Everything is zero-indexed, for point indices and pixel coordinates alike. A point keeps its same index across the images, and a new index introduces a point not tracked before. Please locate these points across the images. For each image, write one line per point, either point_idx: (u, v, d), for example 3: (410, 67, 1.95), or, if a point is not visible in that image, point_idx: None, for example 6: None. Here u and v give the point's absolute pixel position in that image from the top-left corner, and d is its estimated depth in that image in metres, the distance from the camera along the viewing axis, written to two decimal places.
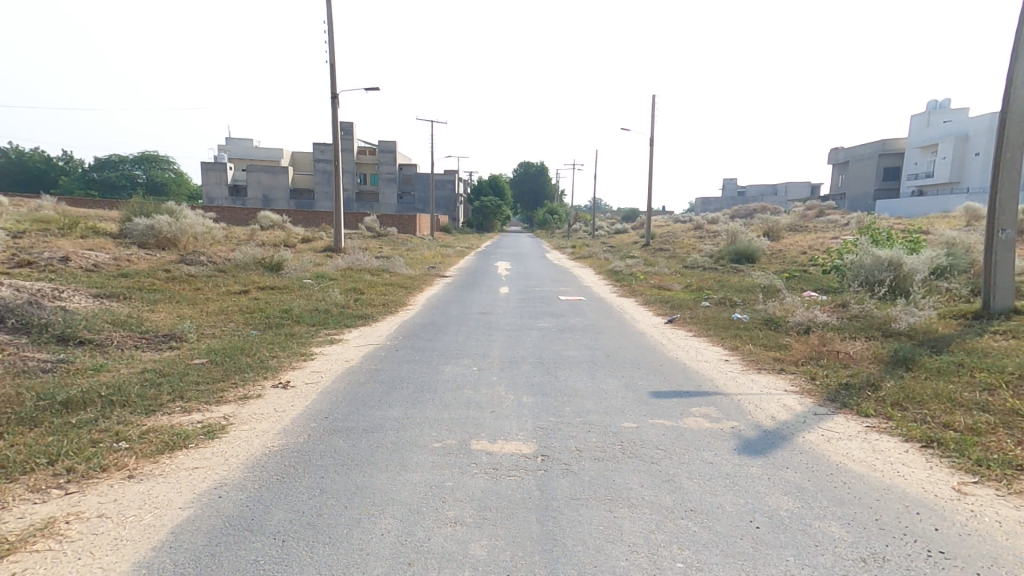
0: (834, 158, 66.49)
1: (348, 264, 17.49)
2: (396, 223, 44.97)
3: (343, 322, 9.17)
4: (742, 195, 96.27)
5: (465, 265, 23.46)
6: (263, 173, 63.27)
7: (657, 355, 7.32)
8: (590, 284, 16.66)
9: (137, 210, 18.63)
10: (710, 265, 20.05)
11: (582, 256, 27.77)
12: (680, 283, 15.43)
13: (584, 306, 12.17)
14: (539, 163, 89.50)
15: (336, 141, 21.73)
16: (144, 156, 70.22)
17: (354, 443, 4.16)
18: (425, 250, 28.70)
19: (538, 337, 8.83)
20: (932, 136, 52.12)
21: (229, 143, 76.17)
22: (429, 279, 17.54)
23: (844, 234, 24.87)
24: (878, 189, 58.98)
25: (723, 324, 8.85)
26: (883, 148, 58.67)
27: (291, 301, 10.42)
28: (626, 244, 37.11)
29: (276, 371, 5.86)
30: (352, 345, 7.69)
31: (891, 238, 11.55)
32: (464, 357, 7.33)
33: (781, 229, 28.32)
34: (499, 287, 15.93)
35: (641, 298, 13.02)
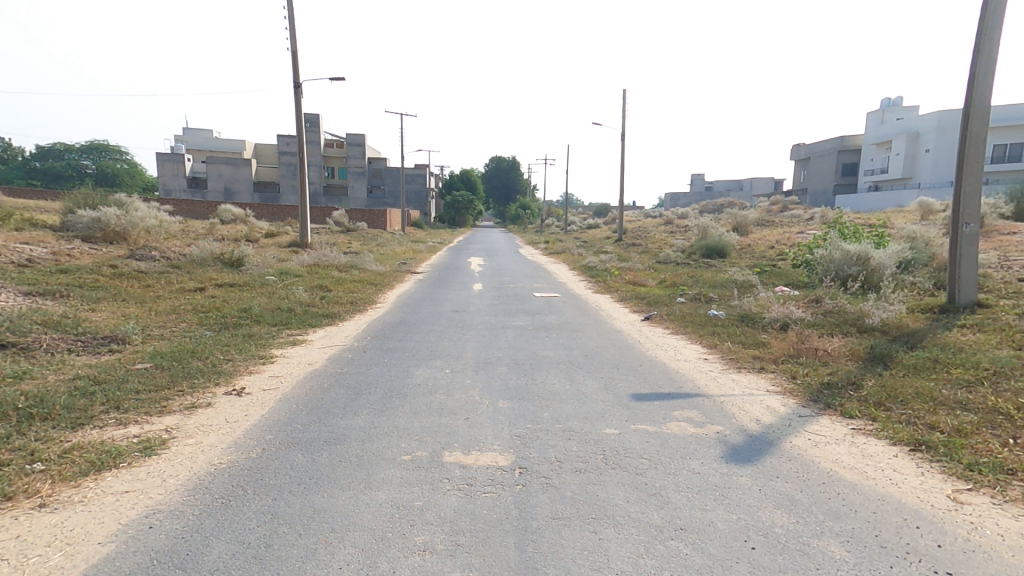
0: (798, 155, 68.25)
1: (314, 260, 16.83)
2: (365, 217, 43.97)
3: (306, 321, 8.69)
4: (711, 190, 98.09)
5: (437, 261, 22.97)
6: (226, 166, 61.02)
7: (635, 355, 7.13)
8: (564, 279, 16.47)
9: (84, 203, 17.51)
10: (682, 261, 20.13)
11: (556, 252, 27.61)
12: (654, 279, 15.38)
13: (558, 303, 11.93)
14: (511, 157, 89.07)
15: (301, 132, 20.91)
16: (97, 147, 66.78)
17: (314, 457, 3.78)
18: (396, 246, 28.05)
19: (512, 336, 8.54)
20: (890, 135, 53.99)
21: (189, 134, 73.19)
22: (399, 275, 17.02)
23: (810, 230, 25.39)
24: (838, 185, 60.81)
25: (699, 321, 8.74)
26: (844, 145, 60.46)
27: (251, 299, 9.85)
28: (599, 239, 37.19)
29: (230, 377, 5.40)
30: (315, 346, 7.24)
31: (859, 232, 11.66)
32: (436, 359, 6.99)
33: (750, 225, 28.76)
34: (472, 284, 15.58)
35: (616, 294, 12.89)
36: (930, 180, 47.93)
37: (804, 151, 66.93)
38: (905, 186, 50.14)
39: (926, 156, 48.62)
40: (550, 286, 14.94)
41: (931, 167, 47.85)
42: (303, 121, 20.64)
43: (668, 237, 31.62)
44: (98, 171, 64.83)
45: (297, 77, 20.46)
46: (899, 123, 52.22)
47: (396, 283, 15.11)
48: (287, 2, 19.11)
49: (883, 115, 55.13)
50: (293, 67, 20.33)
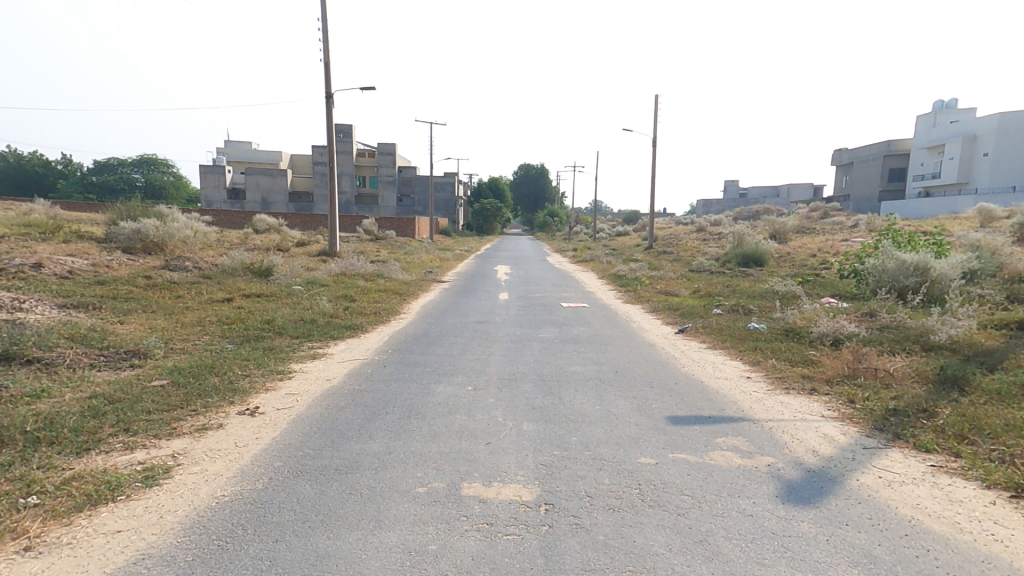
0: (839, 159, 65.84)
1: (342, 270, 16.84)
2: (395, 226, 44.37)
3: (329, 333, 8.52)
4: (744, 196, 95.67)
5: (464, 270, 22.80)
6: (261, 176, 62.76)
7: (670, 371, 6.66)
8: (593, 289, 16.01)
9: (123, 214, 18.02)
10: (717, 269, 19.39)
11: (584, 260, 27.13)
12: (687, 288, 14.77)
13: (588, 314, 11.49)
14: (540, 165, 88.91)
15: (330, 143, 21.13)
16: (142, 159, 69.63)
17: (323, 488, 3.50)
18: (424, 254, 28.05)
19: (539, 349, 8.18)
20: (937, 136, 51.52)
21: (228, 146, 75.67)
22: (426, 284, 16.88)
23: (854, 237, 24.22)
24: (883, 190, 58.32)
25: (739, 335, 8.19)
26: (889, 149, 58.01)
27: (276, 310, 9.78)
28: (630, 247, 36.48)
29: (246, 394, 5.20)
30: (336, 360, 7.03)
31: (915, 240, 10.87)
32: (458, 375, 6.67)
33: (788, 231, 27.67)
34: (499, 293, 15.27)
35: (648, 305, 12.37)
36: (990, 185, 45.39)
37: (845, 155, 64.51)
38: (961, 192, 47.58)
39: (985, 160, 46.08)
40: (579, 296, 14.51)
41: (990, 172, 45.39)
42: (333, 131, 20.86)
43: (701, 245, 30.71)
44: (143, 182, 67.53)
45: (328, 89, 20.71)
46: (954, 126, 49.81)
47: (422, 293, 14.95)
48: (320, 15, 19.39)
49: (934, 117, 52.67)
50: (325, 78, 20.59)
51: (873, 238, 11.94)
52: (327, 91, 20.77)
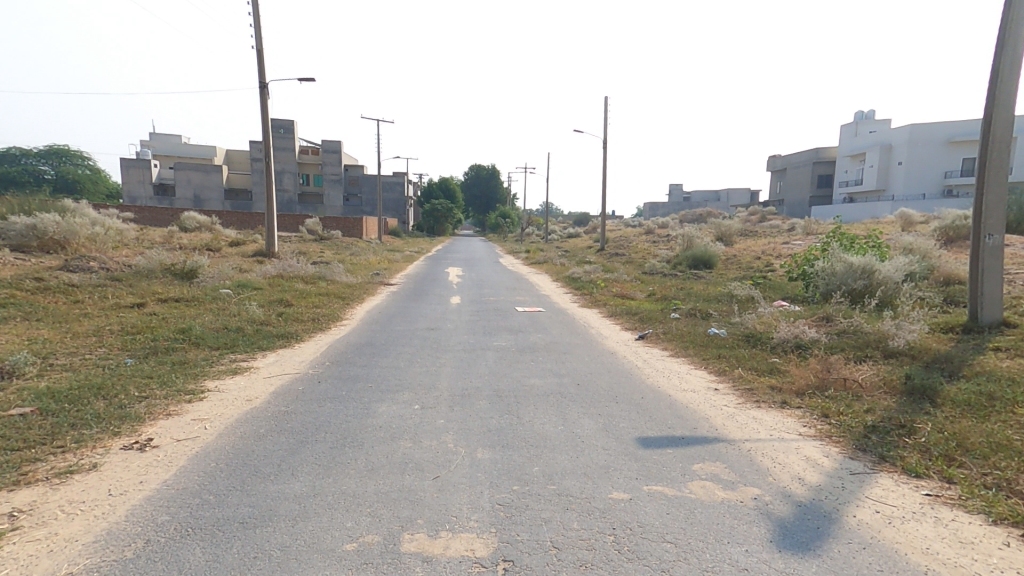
0: (774, 165, 69.20)
1: (278, 272, 15.60)
2: (340, 226, 42.55)
3: (256, 343, 7.57)
4: (689, 201, 98.97)
5: (414, 272, 21.89)
6: (195, 172, 58.89)
7: (633, 385, 6.22)
8: (547, 292, 15.58)
9: (19, 209, 16.11)
10: (669, 272, 19.47)
11: (537, 262, 26.84)
12: (643, 292, 14.59)
13: (543, 319, 10.97)
14: (490, 165, 88.42)
15: (266, 135, 19.69)
16: (56, 151, 63.69)
17: (218, 551, 2.73)
18: (371, 255, 26.84)
19: (493, 359, 7.58)
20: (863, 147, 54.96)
21: (157, 139, 70.63)
22: (371, 287, 15.90)
23: (795, 240, 25.08)
24: (814, 196, 61.69)
25: (700, 342, 7.91)
26: (818, 157, 61.41)
27: (195, 317, 8.68)
28: (580, 248, 36.55)
29: (138, 422, 4.28)
30: (261, 375, 6.14)
31: (860, 242, 11.06)
32: (404, 390, 5.97)
33: (733, 235, 28.41)
34: (449, 297, 14.55)
35: (604, 309, 12.02)
36: (904, 192, 48.86)
37: (780, 162, 67.83)
38: (879, 197, 50.91)
39: (898, 168, 49.50)
40: (534, 300, 14.01)
41: (902, 178, 48.81)
42: (268, 124, 19.46)
43: (651, 247, 31.09)
44: (58, 176, 61.81)
45: (262, 78, 19.32)
46: (870, 136, 53.26)
47: (367, 297, 13.99)
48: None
49: (855, 128, 56.16)
50: (258, 67, 19.17)
51: (820, 242, 12.13)
52: (261, 81, 19.38)
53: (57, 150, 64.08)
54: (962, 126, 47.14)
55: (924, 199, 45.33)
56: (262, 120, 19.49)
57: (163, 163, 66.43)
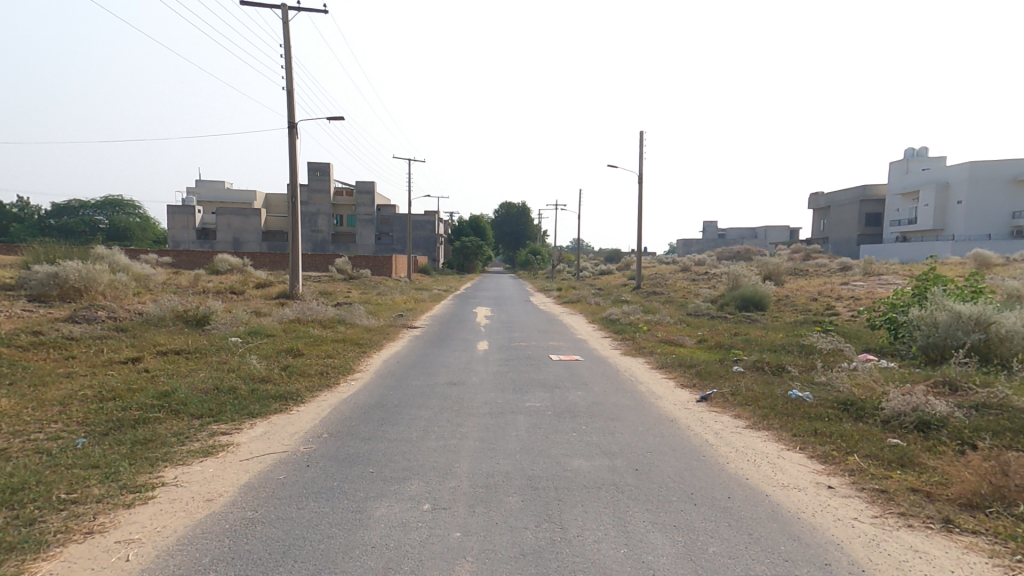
0: (817, 202, 66.62)
1: (297, 316, 14.78)
2: (371, 265, 42.36)
3: (248, 409, 6.46)
4: (724, 237, 96.61)
5: (442, 313, 20.92)
6: (234, 215, 60.64)
7: (708, 472, 4.74)
8: (584, 337, 14.23)
9: (43, 256, 15.91)
10: (717, 314, 17.88)
11: (570, 301, 25.58)
12: (692, 338, 13.11)
13: (583, 371, 9.64)
14: (521, 205, 88.27)
15: (293, 174, 19.33)
16: (109, 200, 66.88)
17: None
18: (398, 296, 26.06)
19: (526, 428, 6.19)
20: (913, 182, 52.27)
21: (201, 185, 73.57)
22: (394, 332, 14.88)
23: (853, 280, 23.10)
24: (862, 233, 58.65)
25: (784, 411, 6.42)
26: (865, 193, 58.65)
27: (190, 375, 7.70)
28: (616, 289, 35.03)
29: (34, 553, 3.09)
30: (237, 456, 4.93)
31: (959, 285, 9.55)
32: (412, 479, 4.63)
33: (782, 273, 26.56)
34: (477, 342, 13.33)
35: (652, 359, 10.56)
36: (966, 232, 45.63)
37: (824, 198, 65.27)
38: (938, 237, 47.75)
39: (959, 208, 46.42)
40: (570, 346, 12.67)
41: (964, 218, 45.70)
42: (296, 165, 19.15)
43: (692, 287, 29.34)
44: (109, 223, 64.76)
45: (291, 119, 19.15)
46: (925, 173, 50.66)
47: (388, 344, 12.93)
48: (283, 41, 18.00)
49: (907, 165, 53.63)
50: (287, 108, 19.01)
51: (907, 284, 10.57)
52: (291, 122, 19.18)
53: (110, 198, 67.23)
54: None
55: (991, 241, 42.14)
56: (290, 160, 19.21)
57: (205, 207, 68.84)
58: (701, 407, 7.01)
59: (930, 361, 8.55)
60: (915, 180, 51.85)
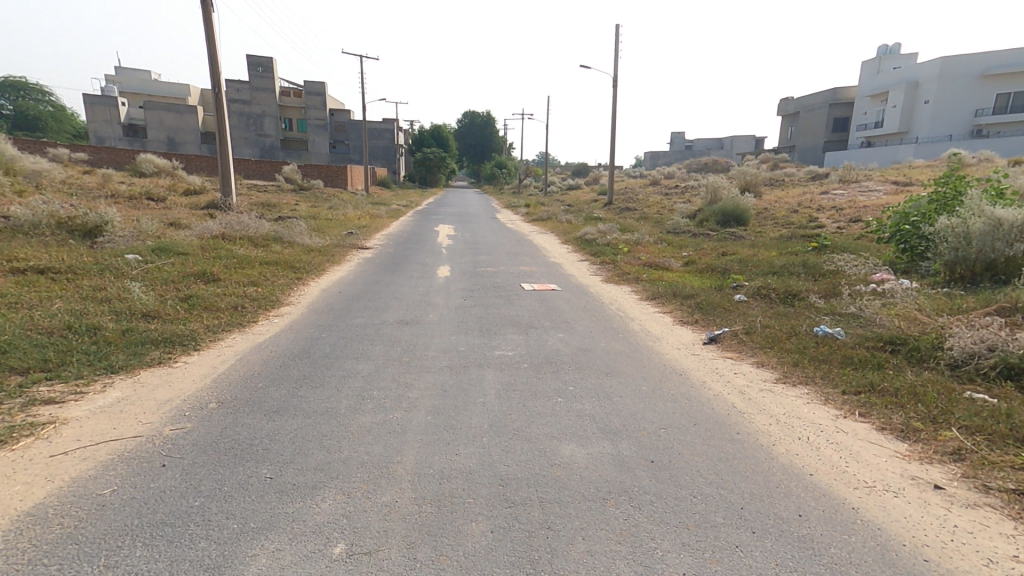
0: (787, 109, 64.61)
1: (222, 230, 12.52)
2: (321, 175, 38.73)
3: (105, 359, 4.68)
4: (691, 149, 94.58)
5: (399, 231, 18.86)
6: (166, 112, 53.97)
7: (756, 464, 3.32)
8: (556, 261, 12.73)
9: None
10: (697, 231, 16.54)
11: (538, 218, 23.84)
12: (678, 260, 11.78)
13: (559, 304, 8.19)
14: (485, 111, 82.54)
15: (212, 56, 15.95)
16: (13, 81, 57.45)
17: None
18: (350, 209, 23.52)
19: (494, 394, 4.65)
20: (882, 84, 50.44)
21: (123, 73, 64.49)
22: (341, 252, 12.92)
23: (832, 189, 22.09)
24: (828, 140, 57.64)
25: (816, 350, 5.12)
26: (835, 98, 56.95)
27: (39, 307, 5.77)
28: (582, 203, 33.18)
29: None
30: (47, 450, 3.17)
31: (988, 187, 8.40)
32: (325, 491, 3.02)
33: (759, 184, 25.28)
34: (436, 268, 11.54)
35: (638, 287, 9.11)
36: (929, 135, 45.03)
37: (793, 105, 63.24)
38: (901, 141, 47.18)
39: (925, 108, 45.29)
40: (543, 273, 11.13)
41: (929, 120, 44.72)
42: (214, 46, 15.75)
43: (664, 202, 27.81)
44: (16, 110, 56.26)
45: None
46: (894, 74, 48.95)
47: (330, 268, 10.98)
48: None
49: (877, 63, 51.64)
50: None
51: (924, 188, 9.39)
52: None
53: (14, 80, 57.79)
54: (1002, 56, 42.30)
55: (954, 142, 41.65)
56: (207, 39, 15.75)
57: (132, 100, 60.86)
58: (714, 350, 5.61)
59: (954, 280, 7.51)
60: (885, 82, 50.08)
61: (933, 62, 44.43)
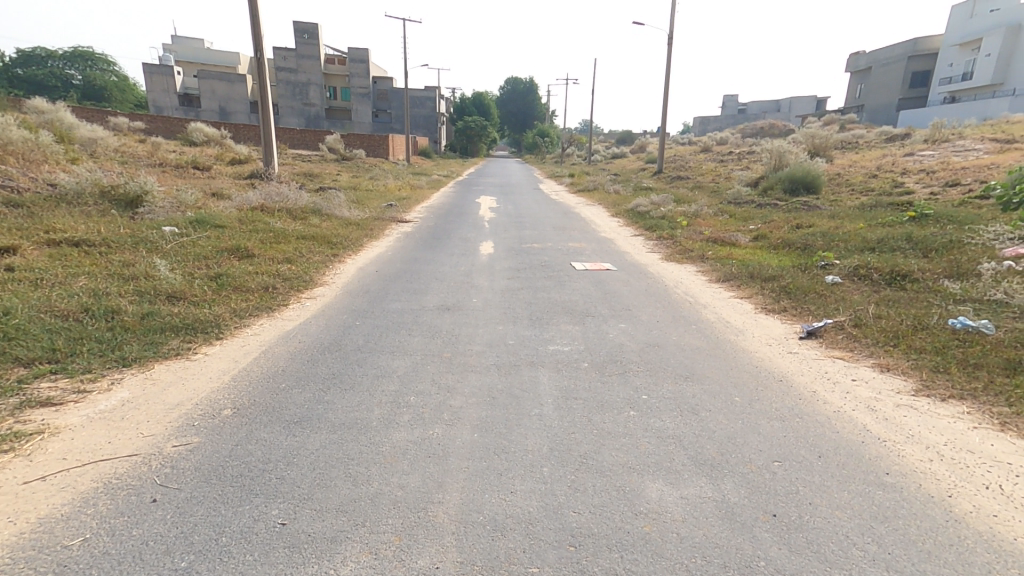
0: (857, 65, 59.17)
1: (261, 201, 12.11)
2: (363, 144, 38.37)
3: (117, 346, 4.13)
4: (745, 113, 89.15)
5: (440, 202, 18.17)
6: (215, 82, 54.66)
7: (934, 532, 2.33)
8: (609, 235, 11.70)
9: None
10: (764, 201, 15.02)
11: (584, 188, 22.62)
12: (747, 234, 10.55)
13: (618, 287, 7.27)
14: (528, 77, 79.96)
15: (252, 17, 15.28)
16: (78, 53, 59.57)
17: None
18: (391, 179, 22.97)
19: (553, 405, 3.89)
20: (975, 31, 45.09)
21: (175, 43, 65.62)
22: (380, 225, 12.34)
23: (918, 151, 19.80)
24: (904, 98, 52.44)
25: (965, 350, 4.02)
26: (915, 50, 51.52)
27: (61, 282, 5.33)
28: (631, 172, 31.53)
29: None
30: (16, 476, 2.62)
31: None
32: (347, 548, 2.35)
33: (829, 148, 23.02)
34: (479, 243, 10.77)
35: (707, 266, 8.05)
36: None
37: (864, 60, 57.83)
38: (994, 94, 42.19)
39: None
40: (595, 250, 10.18)
41: None
42: (255, 10, 15.13)
43: (720, 169, 25.90)
44: (83, 82, 58.76)
45: None
46: (990, 17, 43.60)
47: (369, 243, 10.41)
48: None
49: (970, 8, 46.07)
50: None
51: None
52: None
53: (80, 53, 60.03)
54: None
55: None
56: (248, 1, 15.10)
57: (184, 70, 62.00)
58: (819, 344, 4.56)
59: None
60: (978, 28, 44.73)
61: None
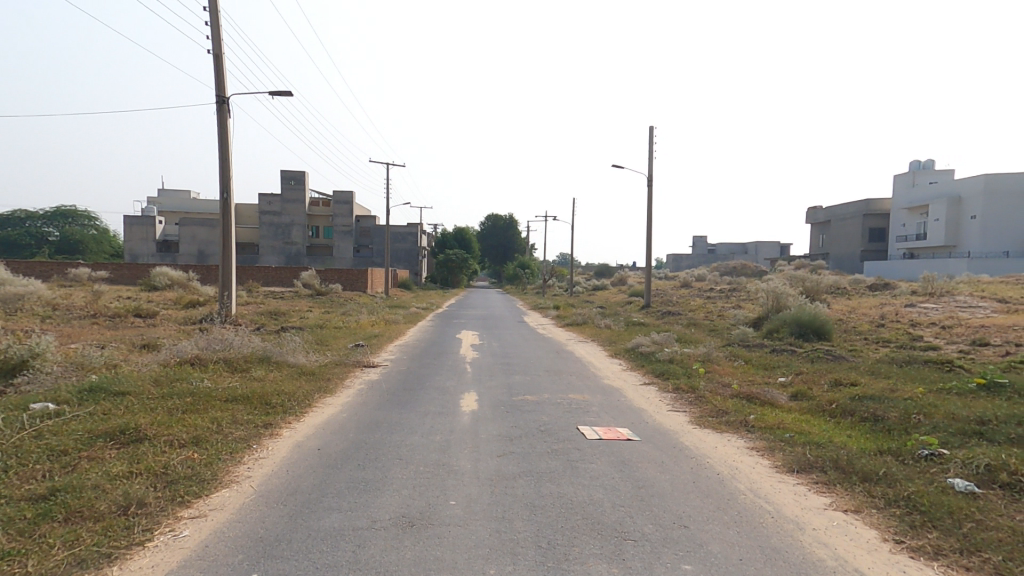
0: (817, 217, 63.89)
1: (197, 351, 10.13)
2: (342, 279, 37.53)
3: None
4: (714, 253, 93.93)
5: (417, 340, 16.38)
6: (198, 225, 55.34)
7: None
8: (617, 385, 9.83)
9: None
10: (776, 345, 13.61)
11: (573, 323, 21.31)
12: (783, 391, 8.77)
13: (655, 478, 5.15)
14: (507, 215, 84.13)
15: (221, 158, 14.61)
16: (62, 210, 60.80)
17: None
18: (364, 316, 21.39)
19: None
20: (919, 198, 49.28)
21: (164, 192, 67.97)
22: (341, 375, 10.31)
23: (914, 301, 19.30)
24: (866, 249, 55.58)
25: None
26: (868, 207, 55.69)
27: None
28: (617, 306, 30.85)
29: None
30: None
31: None
32: None
33: (821, 289, 22.60)
34: (460, 398, 8.71)
35: (760, 443, 6.10)
36: (981, 249, 42.49)
37: (823, 213, 62.62)
38: (950, 254, 44.85)
39: (972, 223, 43.41)
40: (604, 406, 8.18)
41: (978, 236, 42.61)
42: (226, 154, 14.59)
43: (710, 306, 25.15)
44: (62, 235, 58.92)
45: (222, 93, 14.61)
46: (931, 186, 48.02)
47: (320, 402, 8.29)
48: None
49: (912, 177, 50.94)
50: (213, 76, 14.36)
51: None
52: (220, 97, 14.62)
53: (63, 209, 61.11)
54: None
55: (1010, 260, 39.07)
56: (218, 144, 14.58)
57: (169, 216, 63.24)
58: None
59: None
60: (922, 196, 48.98)
61: (974, 180, 43.16)
